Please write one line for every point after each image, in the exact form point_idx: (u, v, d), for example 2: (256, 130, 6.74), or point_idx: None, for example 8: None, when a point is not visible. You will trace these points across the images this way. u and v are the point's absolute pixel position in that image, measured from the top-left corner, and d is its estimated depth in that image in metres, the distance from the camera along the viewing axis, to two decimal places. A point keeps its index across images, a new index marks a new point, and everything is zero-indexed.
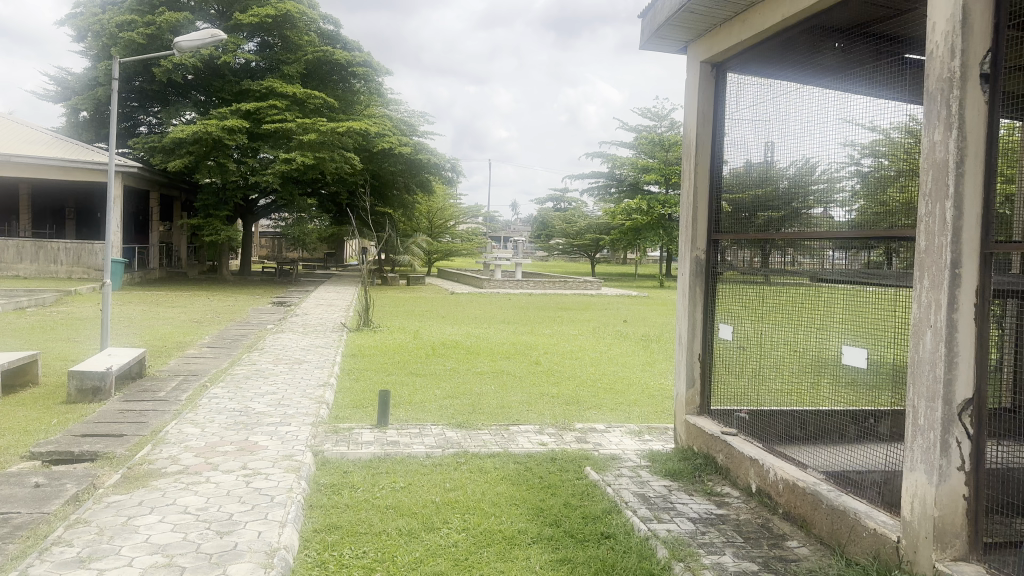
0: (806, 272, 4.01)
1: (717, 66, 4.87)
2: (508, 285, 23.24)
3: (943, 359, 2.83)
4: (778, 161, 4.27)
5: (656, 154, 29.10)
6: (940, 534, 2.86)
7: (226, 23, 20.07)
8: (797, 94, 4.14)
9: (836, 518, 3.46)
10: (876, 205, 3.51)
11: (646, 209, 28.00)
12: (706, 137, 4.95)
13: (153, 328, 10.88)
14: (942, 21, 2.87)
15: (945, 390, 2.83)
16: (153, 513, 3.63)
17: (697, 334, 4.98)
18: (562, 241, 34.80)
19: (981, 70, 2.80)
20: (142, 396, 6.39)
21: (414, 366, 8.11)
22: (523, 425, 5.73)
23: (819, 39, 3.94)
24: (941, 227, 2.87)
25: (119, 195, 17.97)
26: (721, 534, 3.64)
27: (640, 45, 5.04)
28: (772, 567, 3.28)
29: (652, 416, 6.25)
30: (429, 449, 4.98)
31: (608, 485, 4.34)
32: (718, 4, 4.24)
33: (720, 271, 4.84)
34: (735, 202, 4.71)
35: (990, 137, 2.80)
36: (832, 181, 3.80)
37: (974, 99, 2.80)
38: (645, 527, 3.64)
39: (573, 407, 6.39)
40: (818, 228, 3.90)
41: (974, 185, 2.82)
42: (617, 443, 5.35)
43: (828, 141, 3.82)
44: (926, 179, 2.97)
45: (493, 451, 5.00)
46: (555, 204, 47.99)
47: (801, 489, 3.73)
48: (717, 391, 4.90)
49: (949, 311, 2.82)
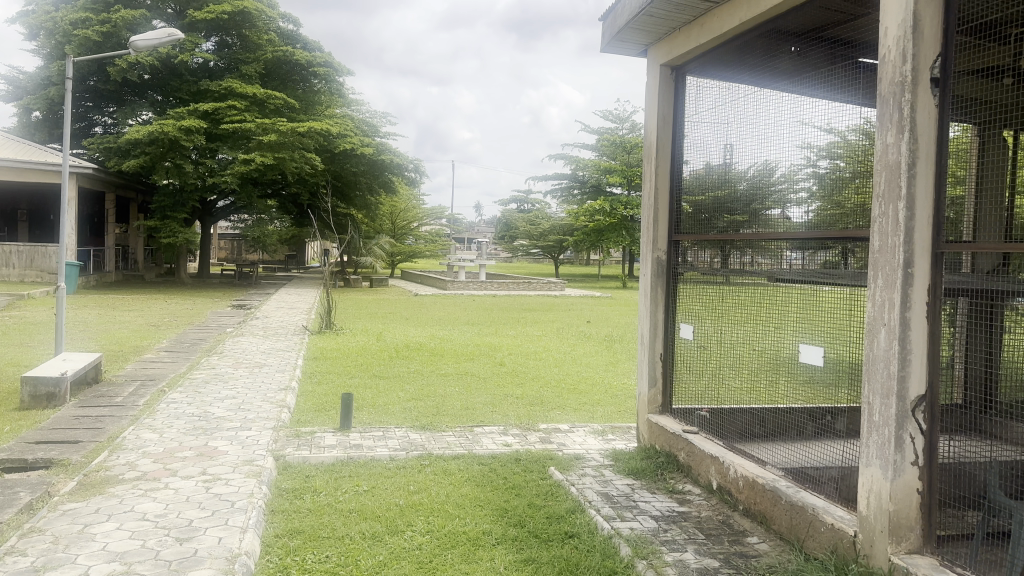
0: (764, 273, 4.08)
1: (677, 69, 4.93)
2: (472, 286, 23.22)
3: (897, 356, 2.90)
4: (737, 162, 4.33)
5: (618, 156, 29.32)
6: (895, 527, 2.93)
7: (183, 23, 19.77)
8: (754, 97, 4.21)
9: (794, 513, 3.52)
10: (833, 206, 3.58)
11: (608, 210, 28.18)
12: (667, 139, 5.01)
13: (109, 333, 10.66)
14: (894, 26, 2.94)
15: (898, 386, 2.90)
16: (111, 520, 3.56)
17: (659, 335, 5.03)
18: (526, 242, 34.87)
19: (931, 75, 2.87)
20: (98, 401, 6.26)
21: (377, 369, 8.06)
22: (487, 427, 5.73)
23: (775, 43, 4.02)
24: (894, 228, 2.94)
25: (74, 197, 17.59)
26: (683, 531, 3.68)
27: (601, 48, 5.08)
28: (733, 563, 3.33)
29: (615, 415, 6.30)
30: (392, 452, 4.96)
31: (572, 485, 4.36)
32: (677, 8, 4.30)
33: (681, 272, 4.89)
34: (696, 203, 4.77)
35: (941, 140, 2.88)
36: (790, 182, 3.87)
37: (925, 102, 2.87)
38: (608, 526, 3.67)
39: (537, 408, 6.41)
40: (776, 229, 3.97)
41: (925, 186, 2.90)
42: (581, 442, 5.38)
43: (786, 143, 3.88)
44: (879, 181, 3.04)
45: (457, 452, 4.99)
46: (518, 206, 48.07)
47: (760, 486, 3.79)
48: (678, 390, 4.96)
49: (903, 309, 2.89)
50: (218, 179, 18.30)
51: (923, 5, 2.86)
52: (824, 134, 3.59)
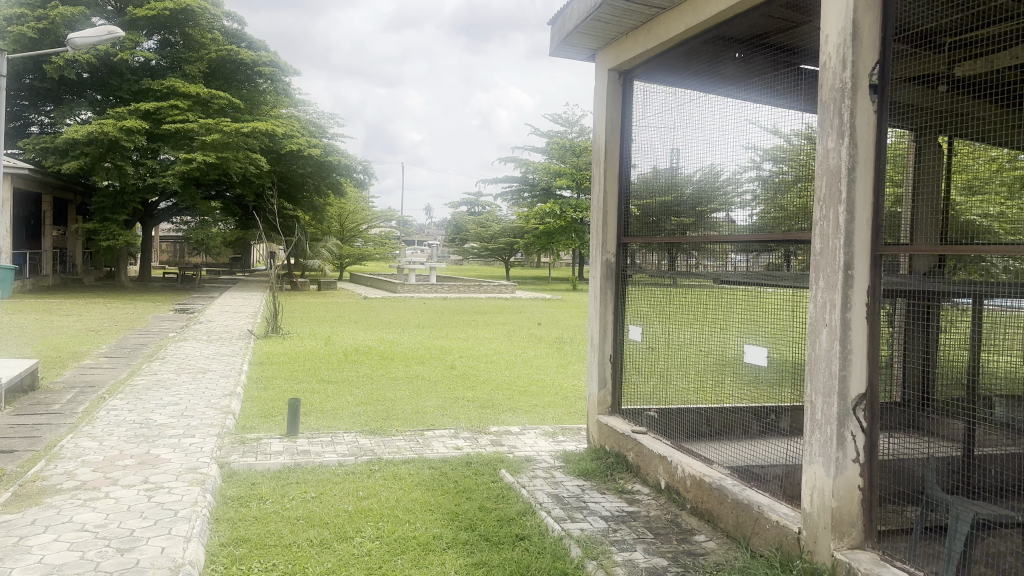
0: (709, 274, 4.15)
1: (624, 74, 4.98)
2: (422, 289, 23.10)
3: (838, 355, 2.97)
4: (684, 166, 4.40)
5: (567, 160, 29.51)
6: (838, 523, 2.99)
7: (122, 20, 19.27)
8: (699, 102, 4.28)
9: (740, 510, 3.59)
10: (779, 209, 3.67)
11: (558, 214, 28.33)
12: (615, 143, 5.06)
13: (45, 339, 10.31)
14: (834, 33, 3.01)
15: (840, 385, 2.97)
16: (47, 532, 3.44)
17: (609, 336, 5.08)
18: (476, 246, 34.83)
19: (870, 82, 2.96)
20: (34, 410, 6.04)
21: (324, 373, 7.95)
22: (437, 430, 5.70)
23: (719, 49, 4.10)
24: (835, 231, 3.02)
25: (8, 198, 16.99)
26: (632, 530, 3.71)
27: (550, 52, 5.11)
28: (681, 561, 3.37)
29: (565, 417, 6.32)
30: (341, 458, 4.89)
31: (522, 487, 4.36)
32: (624, 13, 4.34)
33: (629, 274, 4.95)
34: (644, 207, 4.83)
35: (879, 146, 2.97)
36: (735, 185, 3.94)
37: (864, 109, 2.95)
38: (559, 527, 3.68)
39: (487, 411, 6.40)
40: (721, 232, 4.04)
41: (864, 189, 2.97)
42: (532, 445, 5.38)
43: (730, 147, 3.94)
44: (820, 185, 3.11)
45: (407, 457, 4.95)
46: (468, 209, 48.01)
47: (707, 484, 3.84)
48: (627, 391, 5.00)
49: (844, 310, 2.96)
50: (160, 180, 17.86)
51: (862, 14, 2.93)
52: (770, 137, 3.65)
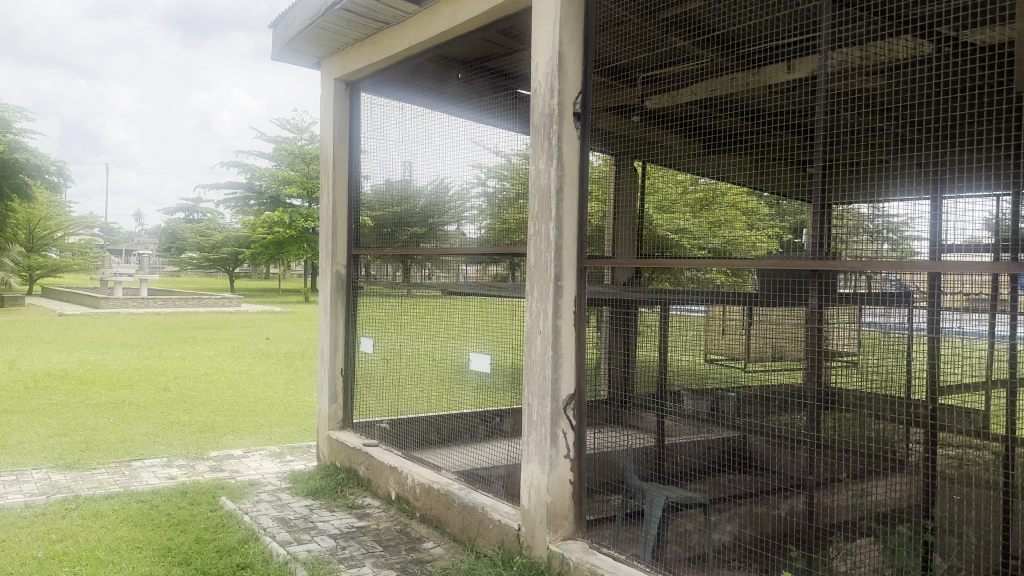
0: (440, 286, 4.33)
1: (351, 84, 4.98)
2: (133, 304, 21.09)
3: (551, 359, 3.30)
4: (415, 178, 4.49)
5: (297, 168, 28.71)
6: (552, 517, 3.27)
7: None
8: (425, 117, 4.40)
9: (465, 514, 3.72)
10: (502, 224, 3.87)
11: (288, 223, 27.42)
12: (343, 153, 5.02)
13: None
14: (543, 63, 3.36)
15: (553, 387, 3.30)
16: None
17: (339, 350, 5.07)
18: (199, 256, 32.57)
19: (574, 110, 3.35)
20: None
21: (8, 404, 6.92)
22: (148, 460, 5.23)
23: (443, 67, 4.25)
24: (546, 246, 3.35)
25: None
26: (361, 546, 3.69)
27: (272, 56, 4.93)
28: (409, 570, 3.41)
29: (292, 435, 6.13)
30: (29, 499, 4.30)
31: (245, 513, 4.14)
32: (350, 23, 4.32)
33: (360, 285, 4.98)
34: (376, 218, 4.86)
35: (583, 171, 3.38)
36: (463, 200, 4.10)
37: (569, 133, 3.33)
38: (284, 551, 3.55)
39: (207, 434, 6.00)
40: (452, 244, 4.21)
41: (570, 209, 3.35)
42: (257, 467, 5.13)
43: (458, 162, 4.10)
44: (534, 204, 3.43)
45: (111, 491, 4.47)
46: (192, 216, 44.79)
47: (435, 491, 3.95)
48: (359, 405, 4.99)
49: (556, 318, 3.30)
50: None
51: (567, 49, 3.30)
52: (494, 156, 3.84)
